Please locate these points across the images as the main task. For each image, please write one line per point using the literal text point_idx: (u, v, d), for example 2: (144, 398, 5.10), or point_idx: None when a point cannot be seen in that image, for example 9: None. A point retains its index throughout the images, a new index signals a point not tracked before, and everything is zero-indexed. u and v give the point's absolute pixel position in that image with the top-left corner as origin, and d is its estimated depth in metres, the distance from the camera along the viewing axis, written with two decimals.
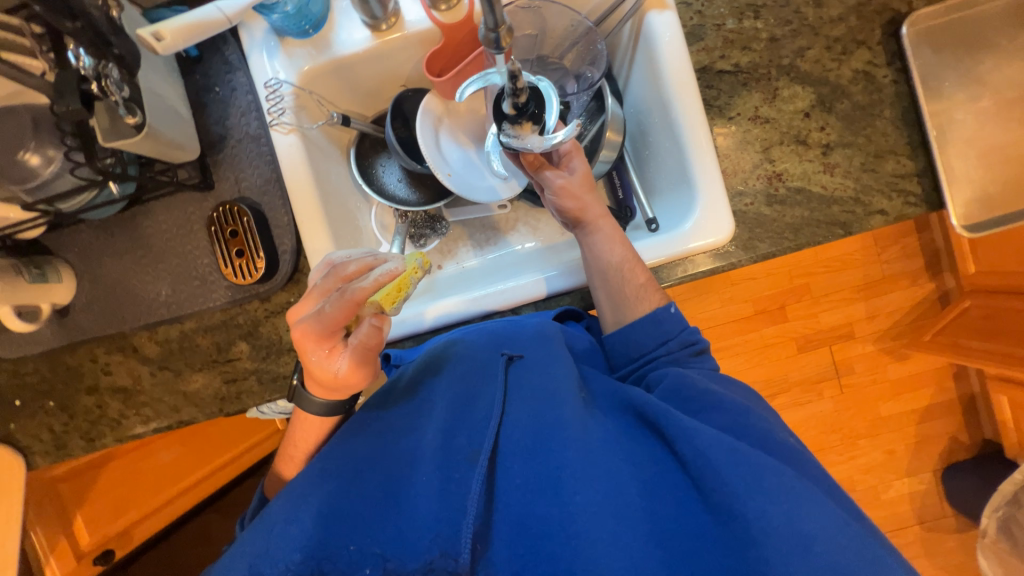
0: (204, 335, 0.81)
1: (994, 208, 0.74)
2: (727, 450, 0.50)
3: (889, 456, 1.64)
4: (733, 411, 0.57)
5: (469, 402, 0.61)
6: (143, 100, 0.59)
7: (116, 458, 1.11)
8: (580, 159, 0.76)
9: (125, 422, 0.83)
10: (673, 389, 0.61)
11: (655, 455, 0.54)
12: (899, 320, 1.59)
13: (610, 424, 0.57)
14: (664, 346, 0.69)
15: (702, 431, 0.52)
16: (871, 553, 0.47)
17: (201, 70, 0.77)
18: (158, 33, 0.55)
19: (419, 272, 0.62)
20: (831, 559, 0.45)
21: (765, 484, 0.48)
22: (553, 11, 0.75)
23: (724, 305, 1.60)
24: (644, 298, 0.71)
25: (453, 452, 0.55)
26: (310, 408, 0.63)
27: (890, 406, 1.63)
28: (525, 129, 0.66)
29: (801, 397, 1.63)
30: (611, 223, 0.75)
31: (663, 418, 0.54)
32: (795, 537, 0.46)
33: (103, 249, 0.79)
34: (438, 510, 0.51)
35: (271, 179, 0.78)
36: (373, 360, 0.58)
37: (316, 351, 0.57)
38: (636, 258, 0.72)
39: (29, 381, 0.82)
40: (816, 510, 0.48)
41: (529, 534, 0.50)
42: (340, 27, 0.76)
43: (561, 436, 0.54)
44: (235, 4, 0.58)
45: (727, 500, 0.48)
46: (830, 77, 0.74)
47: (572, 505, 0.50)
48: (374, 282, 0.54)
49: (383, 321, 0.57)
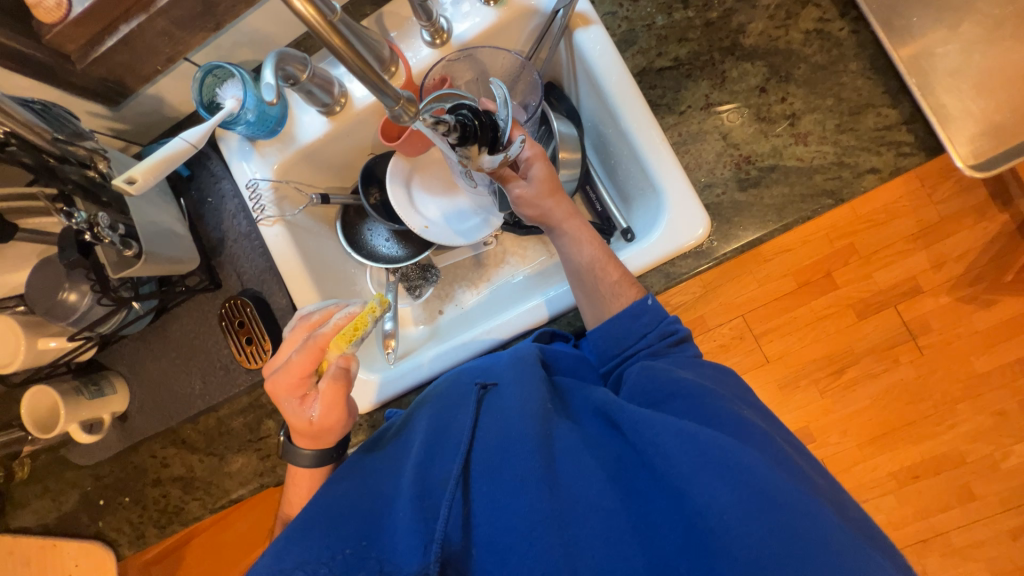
0: (237, 417, 0.90)
1: (1011, 136, 0.68)
2: (677, 432, 0.52)
3: (1001, 418, 1.35)
4: (693, 394, 0.57)
5: (442, 432, 0.60)
6: (137, 232, 0.69)
7: (200, 533, 1.21)
8: (541, 164, 0.71)
9: (186, 507, 0.92)
10: (639, 386, 0.61)
11: (614, 452, 0.57)
12: (973, 262, 1.26)
13: (575, 431, 0.59)
14: (643, 340, 0.66)
15: (652, 418, 0.54)
16: (813, 502, 0.48)
17: (195, 186, 0.87)
18: (131, 177, 0.61)
19: (376, 310, 0.66)
20: (779, 521, 0.46)
21: (712, 458, 0.49)
22: (485, 54, 0.77)
23: (762, 285, 1.29)
24: (621, 294, 0.69)
25: (424, 483, 0.55)
26: (300, 461, 0.68)
27: (986, 359, 1.33)
28: (475, 153, 0.66)
29: (873, 367, 1.36)
30: (577, 222, 0.73)
31: (618, 412, 0.57)
32: (752, 504, 0.46)
33: (142, 357, 0.89)
34: (411, 537, 0.50)
35: (267, 268, 0.85)
36: (342, 400, 0.64)
37: (289, 399, 0.64)
38: (607, 256, 0.71)
39: (108, 482, 0.94)
40: (762, 473, 0.48)
41: (498, 546, 0.51)
42: (300, 120, 0.83)
43: (525, 447, 0.55)
44: (196, 132, 0.67)
45: (675, 482, 0.50)
46: (780, 45, 0.70)
47: (534, 512, 0.50)
48: (334, 325, 0.64)
49: (348, 361, 0.64)
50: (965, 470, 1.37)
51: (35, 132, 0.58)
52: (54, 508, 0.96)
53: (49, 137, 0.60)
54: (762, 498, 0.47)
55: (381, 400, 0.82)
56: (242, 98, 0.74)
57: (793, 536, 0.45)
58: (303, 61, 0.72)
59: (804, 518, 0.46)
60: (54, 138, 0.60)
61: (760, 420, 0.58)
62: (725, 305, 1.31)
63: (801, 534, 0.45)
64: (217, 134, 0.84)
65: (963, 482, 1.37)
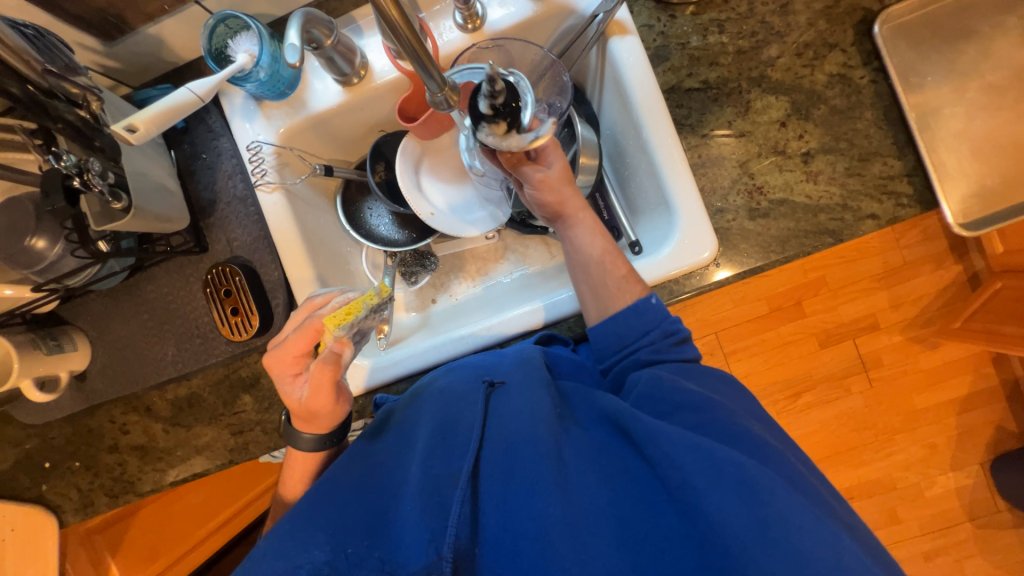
0: (211, 390, 0.85)
1: (983, 200, 0.75)
2: (692, 446, 0.53)
3: (931, 451, 1.45)
4: (703, 409, 0.59)
5: (451, 428, 0.61)
6: (127, 183, 0.64)
7: (146, 505, 1.22)
8: (558, 153, 0.72)
9: (142, 478, 0.87)
10: (647, 393, 0.62)
11: (625, 462, 0.57)
12: (926, 306, 1.35)
13: (584, 436, 0.60)
14: (646, 336, 0.67)
15: (667, 432, 0.55)
16: (820, 519, 0.50)
17: (188, 139, 0.82)
18: (132, 125, 0.57)
19: (372, 299, 0.66)
20: (790, 541, 0.47)
21: (729, 476, 0.51)
22: (516, 46, 0.74)
23: (736, 304, 1.38)
24: (626, 290, 0.69)
25: (433, 479, 0.55)
26: (301, 445, 0.67)
27: (925, 396, 1.43)
28: (504, 131, 0.62)
29: (827, 394, 1.43)
30: (590, 214, 0.74)
31: (631, 422, 0.57)
32: (756, 524, 0.48)
33: (109, 315, 0.82)
34: (420, 530, 0.51)
35: (260, 236, 0.81)
36: (329, 386, 0.62)
37: (283, 381, 0.64)
38: (616, 252, 0.72)
39: (56, 444, 0.88)
40: (774, 495, 0.50)
41: (510, 546, 0.52)
42: (313, 85, 0.79)
43: (537, 452, 0.55)
44: (204, 83, 0.63)
45: (691, 499, 0.51)
46: (804, 84, 0.73)
47: (547, 516, 0.51)
48: (331, 307, 0.64)
49: (342, 347, 0.62)
50: (894, 495, 1.46)
51: (25, 60, 0.54)
52: None
53: (40, 68, 0.56)
54: (775, 521, 0.48)
55: (371, 385, 0.80)
56: (257, 55, 0.70)
57: (803, 560, 0.46)
58: (329, 26, 0.68)
59: (816, 544, 0.47)
60: (45, 69, 0.56)
61: (767, 433, 0.60)
62: (700, 321, 1.39)
63: (805, 559, 0.46)
64: (221, 87, 0.79)
65: (891, 505, 1.46)
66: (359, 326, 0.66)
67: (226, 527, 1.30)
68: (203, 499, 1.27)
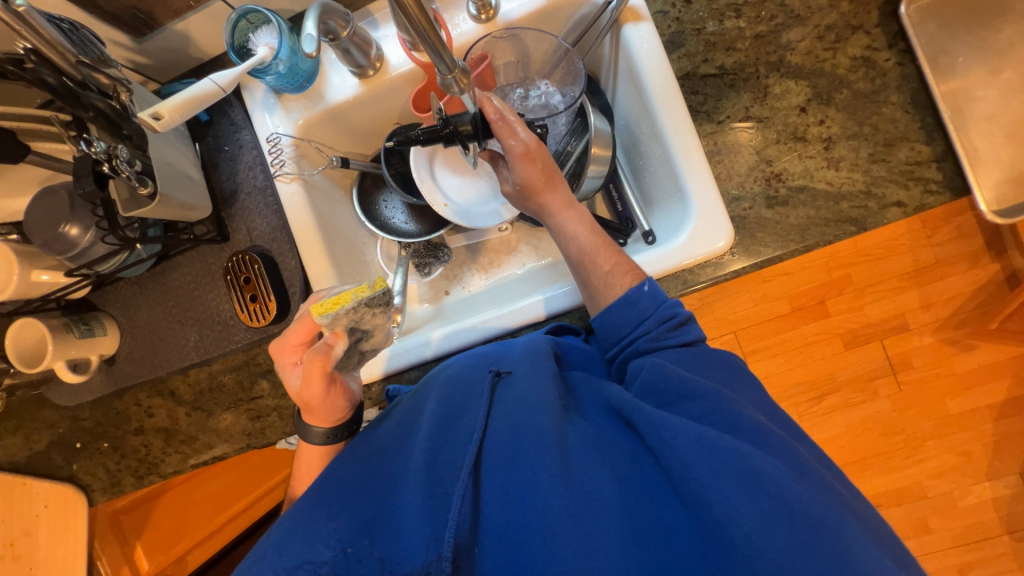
0: (230, 374, 0.88)
1: (1011, 189, 0.72)
2: (695, 438, 0.52)
3: (965, 458, 1.38)
4: (711, 399, 0.57)
5: (456, 420, 0.61)
6: (153, 170, 0.68)
7: (171, 489, 1.27)
8: (529, 164, 0.69)
9: (166, 459, 0.90)
10: (650, 382, 0.60)
11: (628, 452, 0.56)
12: (960, 307, 1.29)
13: (589, 427, 0.59)
14: (641, 326, 0.66)
15: (671, 423, 0.53)
16: (842, 523, 0.48)
17: (212, 132, 0.84)
18: (158, 113, 0.59)
19: (363, 292, 0.65)
20: (809, 543, 0.45)
21: (733, 467, 0.49)
22: (530, 37, 0.75)
23: (756, 303, 1.34)
24: (615, 282, 0.68)
25: (435, 471, 0.55)
26: (311, 437, 0.69)
27: (959, 401, 1.37)
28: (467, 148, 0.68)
29: (852, 397, 1.38)
30: (573, 213, 0.73)
31: (635, 414, 0.57)
32: (762, 516, 0.46)
33: (138, 301, 0.86)
34: (422, 527, 0.51)
35: (278, 226, 0.82)
36: (318, 378, 0.62)
37: (284, 366, 0.67)
38: (601, 246, 0.71)
39: (87, 425, 0.91)
40: (787, 491, 0.48)
41: (511, 539, 0.51)
42: (330, 78, 0.81)
43: (539, 442, 0.55)
44: (226, 75, 0.65)
45: (695, 491, 0.49)
46: (825, 68, 0.71)
47: (550, 509, 0.50)
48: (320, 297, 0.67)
49: (334, 339, 0.62)
50: (925, 504, 1.40)
51: (59, 52, 0.56)
52: (25, 447, 0.93)
53: (73, 60, 0.58)
54: (786, 512, 0.47)
55: (386, 372, 0.81)
56: (276, 48, 0.72)
57: (816, 559, 0.45)
58: (345, 17, 0.70)
59: (830, 538, 0.46)
60: (78, 61, 0.58)
61: (778, 429, 0.58)
62: (718, 319, 1.35)
63: (816, 555, 0.45)
64: (243, 81, 0.82)
65: (921, 515, 1.40)
66: (355, 321, 0.65)
67: (241, 518, 1.34)
68: (221, 488, 1.31)
